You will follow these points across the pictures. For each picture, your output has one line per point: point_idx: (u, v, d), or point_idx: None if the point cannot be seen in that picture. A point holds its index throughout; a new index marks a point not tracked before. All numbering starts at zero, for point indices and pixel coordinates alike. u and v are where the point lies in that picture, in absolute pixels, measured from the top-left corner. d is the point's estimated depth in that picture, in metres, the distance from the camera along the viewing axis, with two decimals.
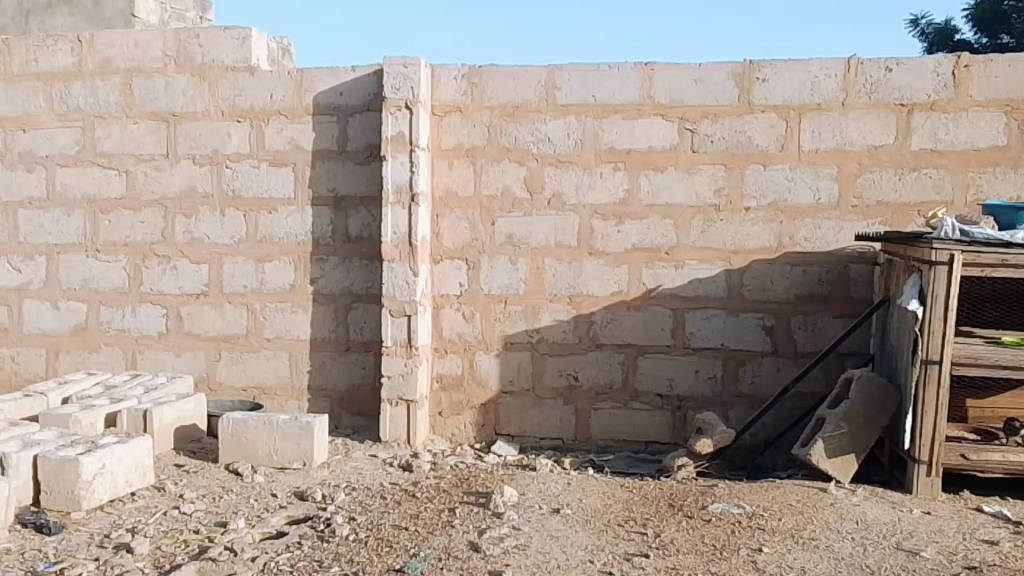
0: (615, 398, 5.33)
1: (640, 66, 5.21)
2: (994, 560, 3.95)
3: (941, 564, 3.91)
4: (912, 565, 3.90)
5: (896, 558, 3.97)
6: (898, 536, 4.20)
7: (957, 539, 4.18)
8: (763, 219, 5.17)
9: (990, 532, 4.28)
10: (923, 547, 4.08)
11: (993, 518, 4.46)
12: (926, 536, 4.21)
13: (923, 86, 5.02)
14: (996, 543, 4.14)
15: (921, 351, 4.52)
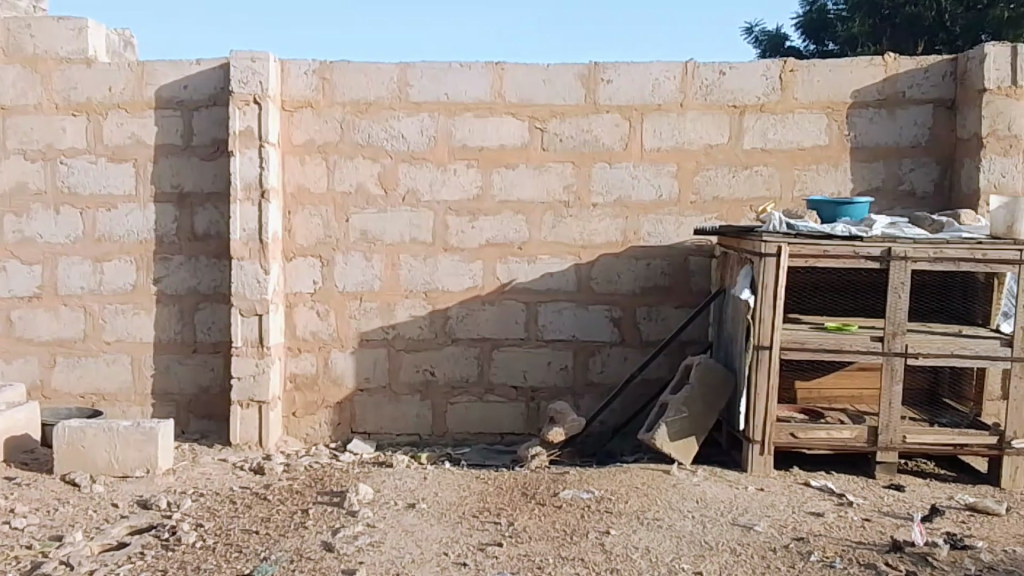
0: (471, 392, 5.42)
1: (492, 65, 5.29)
2: (820, 530, 3.98)
3: (773, 537, 3.93)
4: (747, 539, 3.92)
5: (732, 533, 3.98)
6: (734, 513, 4.20)
7: (787, 512, 4.19)
8: (608, 214, 5.35)
9: (816, 505, 4.29)
10: (757, 521, 4.10)
11: (819, 492, 4.45)
12: (759, 511, 4.21)
13: (753, 89, 5.27)
14: (822, 514, 4.15)
15: (752, 337, 4.52)
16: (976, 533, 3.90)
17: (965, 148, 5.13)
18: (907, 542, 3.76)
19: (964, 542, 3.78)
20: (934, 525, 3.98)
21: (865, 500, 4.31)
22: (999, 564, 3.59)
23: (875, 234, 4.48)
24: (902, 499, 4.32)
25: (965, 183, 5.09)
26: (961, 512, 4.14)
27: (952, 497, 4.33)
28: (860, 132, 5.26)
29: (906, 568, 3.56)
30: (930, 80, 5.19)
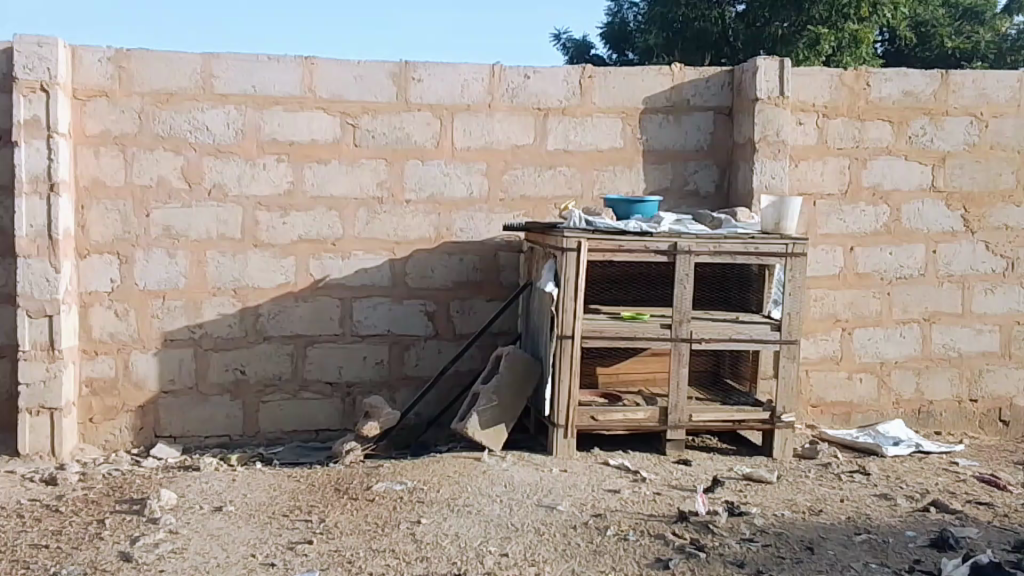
0: (284, 390, 5.37)
1: (301, 59, 5.24)
2: (617, 506, 4.32)
3: (574, 515, 4.22)
4: (550, 518, 4.18)
5: (536, 514, 4.23)
6: (539, 494, 4.47)
7: (588, 491, 4.51)
8: (421, 211, 5.44)
9: (614, 483, 4.63)
10: (560, 502, 4.38)
11: (617, 470, 4.80)
12: (562, 491, 4.50)
13: (556, 93, 5.45)
14: (619, 491, 4.50)
15: (557, 327, 4.79)
16: (750, 500, 4.38)
17: (742, 151, 5.41)
18: (691, 512, 4.17)
19: (740, 509, 4.24)
20: (715, 495, 4.43)
21: (657, 475, 4.71)
22: (768, 527, 4.06)
23: (664, 230, 4.87)
24: (688, 473, 4.76)
25: (740, 182, 5.43)
26: (739, 482, 4.63)
27: (731, 468, 4.82)
28: (651, 136, 5.53)
29: (691, 536, 3.96)
30: (711, 89, 5.53)
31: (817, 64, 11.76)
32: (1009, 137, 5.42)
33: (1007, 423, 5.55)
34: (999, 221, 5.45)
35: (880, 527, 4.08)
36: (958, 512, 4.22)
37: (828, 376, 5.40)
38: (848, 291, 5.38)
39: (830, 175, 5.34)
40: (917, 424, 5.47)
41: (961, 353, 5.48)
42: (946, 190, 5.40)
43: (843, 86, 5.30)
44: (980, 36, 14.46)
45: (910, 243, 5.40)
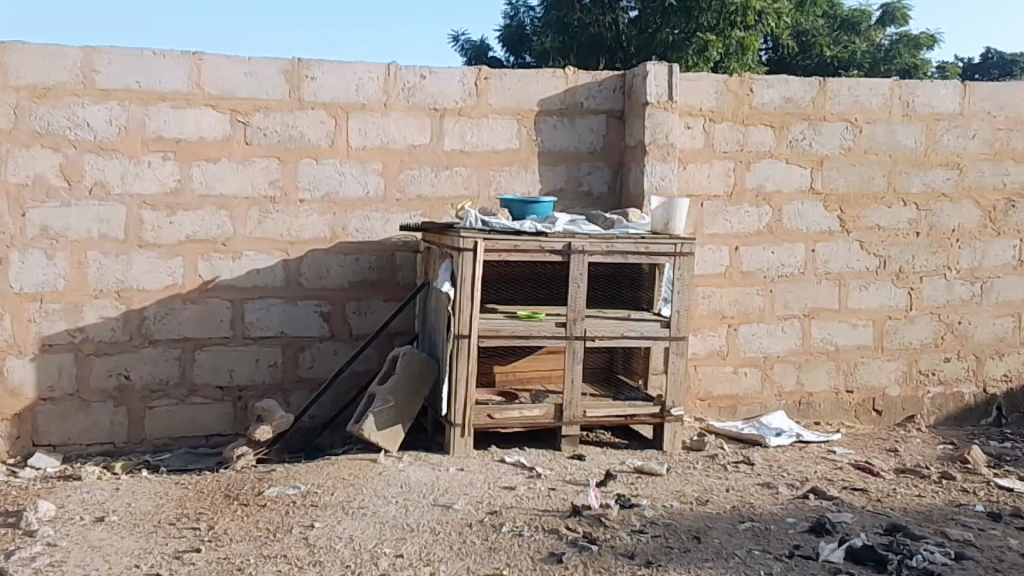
0: (172, 395, 5.22)
1: (189, 55, 5.10)
2: (512, 503, 4.36)
3: (469, 513, 4.24)
4: (445, 517, 4.19)
5: (431, 514, 4.23)
6: (435, 494, 4.47)
7: (484, 489, 4.53)
8: (315, 210, 5.36)
9: (510, 479, 4.67)
10: (456, 500, 4.39)
11: (513, 467, 4.84)
12: (458, 490, 4.51)
13: (451, 93, 5.45)
14: (514, 488, 4.55)
15: (453, 327, 4.80)
16: (641, 492, 4.49)
17: (633, 153, 5.53)
18: (584, 506, 4.24)
19: (631, 502, 4.34)
20: (607, 489, 4.53)
21: (551, 471, 4.78)
22: (658, 518, 4.17)
23: (558, 230, 4.94)
24: (582, 467, 4.84)
25: (631, 183, 5.55)
26: (630, 475, 4.73)
27: (623, 462, 4.93)
28: (546, 139, 5.59)
29: (583, 530, 4.03)
30: (603, 93, 5.63)
31: (705, 71, 11.94)
32: (881, 142, 5.72)
33: (880, 413, 5.86)
34: (872, 221, 5.75)
35: (763, 514, 4.25)
36: (835, 498, 4.43)
37: (715, 371, 5.59)
38: (733, 289, 5.58)
39: (715, 177, 5.53)
40: (798, 415, 5.72)
41: (838, 346, 5.75)
42: (823, 192, 5.67)
43: (728, 92, 5.50)
44: (856, 45, 15.21)
45: (791, 242, 5.63)
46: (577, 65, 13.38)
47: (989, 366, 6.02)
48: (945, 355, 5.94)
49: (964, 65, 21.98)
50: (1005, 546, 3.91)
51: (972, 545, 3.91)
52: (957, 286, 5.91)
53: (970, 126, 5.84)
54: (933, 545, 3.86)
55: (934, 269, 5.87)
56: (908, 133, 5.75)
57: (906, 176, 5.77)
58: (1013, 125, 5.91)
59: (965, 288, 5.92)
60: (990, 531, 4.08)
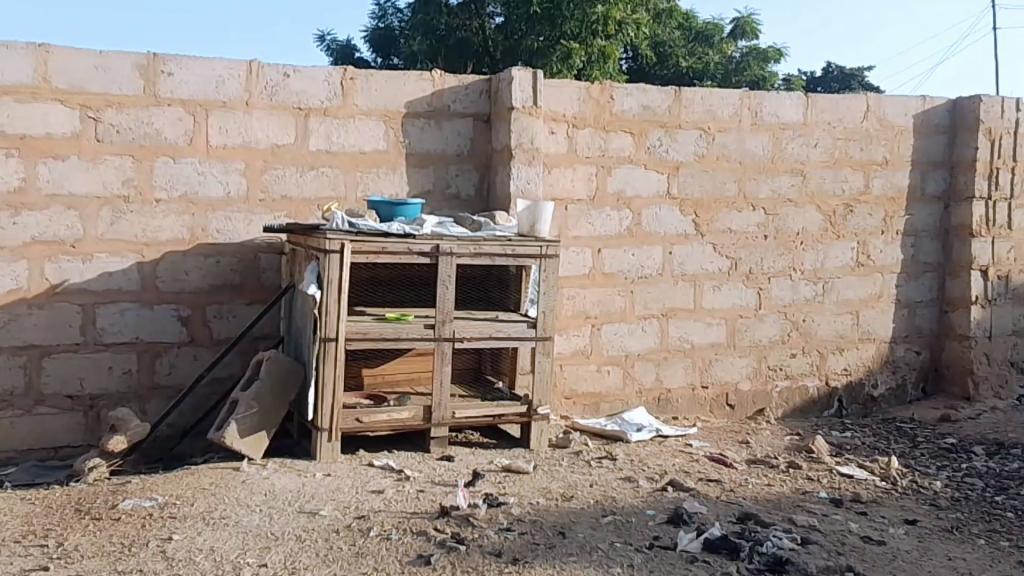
0: (17, 405, 4.95)
1: (34, 46, 4.84)
2: (380, 507, 4.34)
3: (337, 519, 4.19)
4: (312, 524, 4.13)
5: (298, 521, 4.16)
6: (301, 500, 4.39)
7: (351, 494, 4.49)
8: (174, 211, 5.17)
9: (378, 483, 4.65)
10: (322, 506, 4.33)
11: (381, 470, 4.82)
12: (325, 496, 4.45)
13: (316, 93, 5.37)
14: (382, 491, 4.52)
15: (320, 330, 4.73)
16: (509, 490, 4.56)
17: (499, 157, 5.61)
18: (452, 507, 4.27)
19: (498, 501, 4.40)
20: (475, 488, 4.57)
21: (420, 473, 4.79)
22: (525, 515, 4.25)
23: (426, 232, 4.95)
24: (451, 468, 4.87)
25: (498, 186, 5.62)
26: (498, 474, 4.80)
27: (491, 461, 4.99)
28: (413, 141, 5.59)
29: (451, 530, 4.05)
30: (469, 97, 5.67)
31: (568, 77, 12.08)
32: (732, 149, 6.02)
33: (733, 407, 6.17)
34: (725, 225, 6.05)
35: (624, 508, 4.39)
36: (691, 489, 4.63)
37: (579, 370, 5.73)
38: (596, 290, 5.74)
39: (579, 182, 5.67)
40: (657, 411, 5.94)
41: (693, 344, 6.02)
42: (679, 197, 5.92)
43: (590, 99, 5.66)
44: (710, 57, 15.90)
45: (649, 245, 5.86)
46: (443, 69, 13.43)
47: (831, 360, 6.44)
48: (791, 351, 6.31)
49: (807, 78, 23.33)
50: (846, 530, 4.19)
51: (816, 529, 4.17)
52: (801, 287, 6.30)
53: (811, 136, 6.23)
54: (781, 532, 4.10)
55: (781, 270, 6.23)
56: (757, 142, 6.09)
57: (755, 182, 6.10)
58: (850, 135, 6.35)
59: (808, 288, 6.32)
60: (833, 516, 4.37)
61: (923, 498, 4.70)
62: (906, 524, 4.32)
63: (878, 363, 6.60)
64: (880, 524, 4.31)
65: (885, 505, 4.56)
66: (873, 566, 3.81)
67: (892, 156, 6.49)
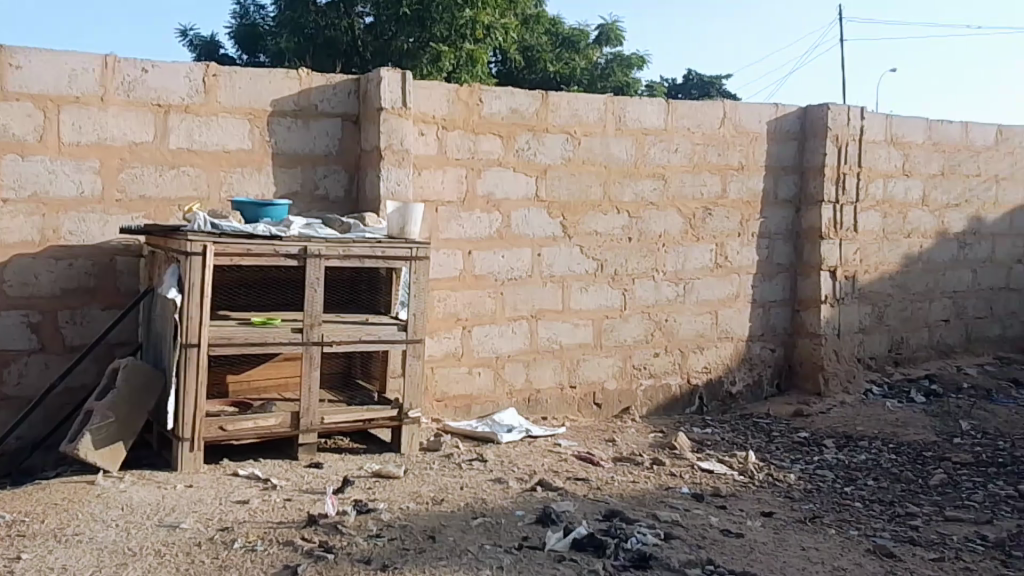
0: None
1: None
2: (245, 517, 4.21)
3: (199, 531, 4.04)
4: (172, 538, 3.95)
5: (157, 535, 3.98)
6: (161, 513, 4.21)
7: (215, 505, 4.34)
8: (22, 211, 4.89)
9: (243, 493, 4.51)
10: (183, 519, 4.17)
11: (247, 480, 4.68)
12: (186, 508, 4.29)
13: (176, 90, 5.17)
14: (247, 502, 4.39)
15: (181, 336, 4.54)
16: (378, 496, 4.51)
17: (368, 158, 5.54)
18: (321, 514, 4.18)
19: (368, 507, 4.34)
20: (344, 495, 4.49)
21: (288, 481, 4.67)
22: (394, 520, 4.20)
23: (293, 234, 4.83)
24: (319, 475, 4.77)
25: (367, 188, 5.55)
26: (368, 480, 4.74)
27: (361, 467, 4.93)
28: (280, 140, 5.45)
29: (319, 539, 3.96)
30: (337, 97, 5.58)
31: (439, 80, 12.35)
32: (597, 153, 6.14)
33: (599, 405, 6.30)
34: (591, 228, 6.16)
35: (494, 509, 4.41)
36: (559, 489, 4.69)
37: (449, 372, 5.72)
38: (467, 292, 5.75)
39: (449, 184, 5.66)
40: (526, 411, 6.00)
41: (561, 344, 6.12)
42: (547, 200, 5.99)
43: (459, 101, 5.66)
44: (577, 62, 16.18)
45: (518, 247, 5.90)
46: (312, 67, 13.20)
47: (692, 359, 6.66)
48: (654, 351, 6.49)
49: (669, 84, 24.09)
50: (706, 524, 4.32)
51: (679, 524, 4.28)
52: (663, 287, 6.49)
53: (672, 141, 6.42)
54: (645, 527, 4.19)
55: (644, 272, 6.40)
56: (621, 146, 6.23)
57: (619, 186, 6.24)
58: (708, 141, 6.58)
59: (670, 289, 6.52)
60: (694, 510, 4.50)
61: (778, 490, 4.91)
62: (763, 516, 4.49)
63: (735, 361, 6.86)
64: (739, 517, 4.47)
65: (744, 499, 4.74)
66: (731, 558, 3.94)
67: (748, 162, 6.76)
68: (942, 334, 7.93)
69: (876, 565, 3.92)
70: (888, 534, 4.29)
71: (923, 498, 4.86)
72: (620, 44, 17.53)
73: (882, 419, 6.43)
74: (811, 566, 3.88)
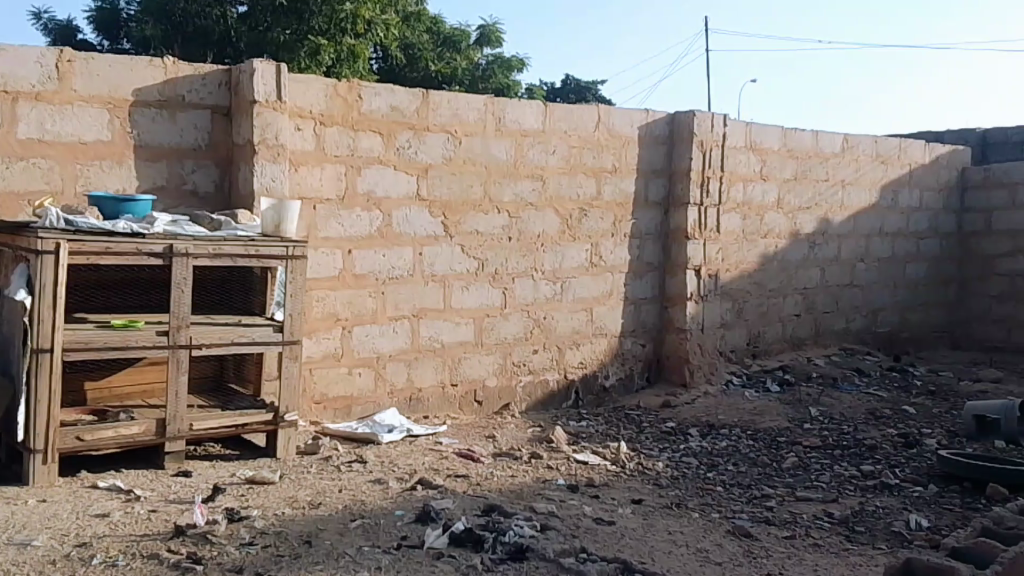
0: None
1: None
2: (105, 532, 4.03)
3: (52, 548, 3.81)
4: (22, 556, 3.71)
5: (4, 555, 3.71)
6: (9, 531, 3.95)
7: (70, 520, 4.13)
8: None
9: (104, 506, 4.32)
10: (34, 536, 3.92)
11: (107, 491, 4.51)
12: (39, 524, 4.04)
13: (27, 75, 4.89)
14: (107, 515, 4.21)
15: (32, 340, 4.32)
16: (251, 503, 4.43)
17: (239, 153, 5.42)
18: (189, 525, 4.07)
19: (241, 514, 4.26)
20: (215, 504, 4.40)
21: (152, 492, 4.52)
22: (268, 528, 4.14)
23: (157, 231, 4.68)
24: (188, 485, 4.65)
25: (238, 183, 5.45)
26: (241, 487, 4.66)
27: (234, 474, 4.84)
28: (143, 132, 5.26)
29: (186, 551, 3.83)
30: (207, 87, 5.45)
31: (317, 74, 12.12)
32: (477, 153, 6.23)
33: (480, 403, 6.40)
34: (472, 227, 6.25)
35: (373, 510, 4.42)
36: (439, 487, 4.76)
37: (328, 373, 5.67)
38: (346, 292, 5.72)
39: (327, 181, 5.62)
40: (407, 410, 6.03)
41: (442, 343, 6.18)
42: (428, 199, 6.04)
43: (337, 96, 5.62)
44: (458, 62, 16.26)
45: (399, 246, 5.93)
46: (180, 55, 12.72)
47: (569, 354, 6.86)
48: (533, 348, 6.65)
49: (547, 87, 24.53)
50: (580, 514, 4.48)
51: (554, 515, 4.42)
52: (542, 286, 6.65)
53: (549, 143, 6.59)
54: (522, 520, 4.29)
55: (523, 271, 6.54)
56: (500, 147, 6.34)
57: (499, 186, 6.35)
58: (584, 144, 6.79)
59: (548, 287, 6.69)
60: (569, 501, 4.66)
61: (647, 478, 5.14)
62: (633, 504, 4.69)
63: (609, 355, 7.11)
64: (610, 505, 4.65)
65: (616, 488, 4.94)
66: (603, 545, 4.09)
67: (621, 164, 7.01)
68: (796, 328, 8.47)
69: (735, 545, 4.17)
70: (747, 516, 4.56)
71: (777, 480, 5.20)
72: (501, 46, 17.74)
73: (741, 408, 6.82)
74: (677, 549, 4.08)
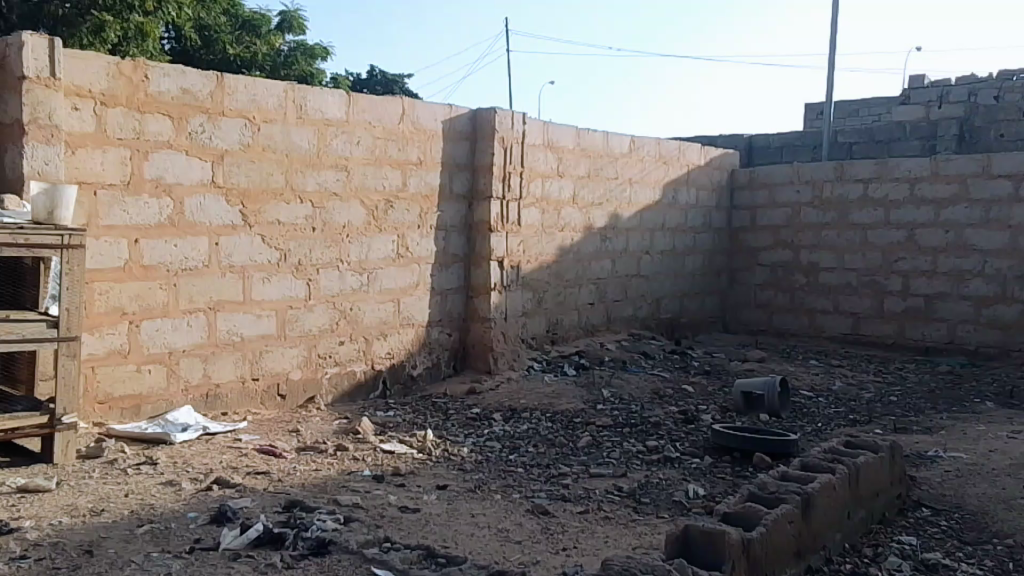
0: None
1: None
2: None
3: None
4: None
5: None
6: None
7: None
8: None
9: None
10: None
11: None
12: None
13: None
14: None
15: None
16: (22, 513, 4.11)
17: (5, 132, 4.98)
18: None
19: (9, 527, 3.93)
20: None
21: None
22: (42, 539, 3.85)
23: None
24: None
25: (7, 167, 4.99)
26: (11, 497, 4.32)
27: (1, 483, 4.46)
28: None
29: None
30: None
31: (102, 53, 11.30)
32: (277, 140, 6.12)
33: (284, 397, 6.29)
34: (273, 217, 6.13)
35: (162, 514, 4.24)
36: (237, 485, 4.66)
37: (113, 370, 5.35)
38: (134, 283, 5.43)
39: (109, 164, 5.30)
40: (204, 408, 5.82)
41: (242, 336, 6.02)
42: (225, 186, 5.85)
43: (120, 76, 5.33)
44: (259, 48, 15.67)
45: (193, 236, 5.71)
46: None
47: (376, 345, 6.89)
48: (339, 339, 6.62)
49: (355, 78, 24.19)
50: (385, 503, 4.54)
51: (358, 507, 4.45)
52: (348, 277, 6.64)
53: (354, 134, 6.59)
54: (325, 514, 4.29)
55: (328, 262, 6.49)
56: (302, 136, 6.26)
57: (301, 175, 6.27)
58: (387, 136, 6.82)
59: (354, 279, 6.68)
60: (374, 491, 4.70)
61: (452, 464, 5.28)
62: (437, 489, 4.82)
63: (415, 345, 7.21)
64: (415, 493, 4.75)
65: (421, 475, 5.05)
66: (407, 533, 4.17)
67: (425, 158, 7.12)
68: (589, 316, 8.95)
69: (534, 523, 4.39)
70: (545, 494, 4.81)
71: (573, 458, 5.51)
72: (305, 34, 17.33)
73: (541, 392, 7.13)
74: (479, 531, 4.24)
